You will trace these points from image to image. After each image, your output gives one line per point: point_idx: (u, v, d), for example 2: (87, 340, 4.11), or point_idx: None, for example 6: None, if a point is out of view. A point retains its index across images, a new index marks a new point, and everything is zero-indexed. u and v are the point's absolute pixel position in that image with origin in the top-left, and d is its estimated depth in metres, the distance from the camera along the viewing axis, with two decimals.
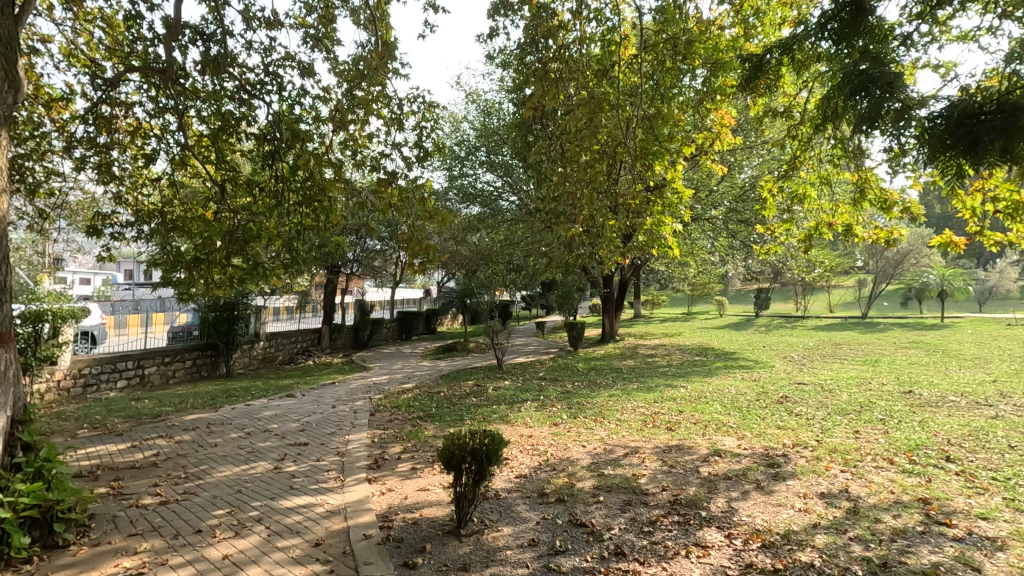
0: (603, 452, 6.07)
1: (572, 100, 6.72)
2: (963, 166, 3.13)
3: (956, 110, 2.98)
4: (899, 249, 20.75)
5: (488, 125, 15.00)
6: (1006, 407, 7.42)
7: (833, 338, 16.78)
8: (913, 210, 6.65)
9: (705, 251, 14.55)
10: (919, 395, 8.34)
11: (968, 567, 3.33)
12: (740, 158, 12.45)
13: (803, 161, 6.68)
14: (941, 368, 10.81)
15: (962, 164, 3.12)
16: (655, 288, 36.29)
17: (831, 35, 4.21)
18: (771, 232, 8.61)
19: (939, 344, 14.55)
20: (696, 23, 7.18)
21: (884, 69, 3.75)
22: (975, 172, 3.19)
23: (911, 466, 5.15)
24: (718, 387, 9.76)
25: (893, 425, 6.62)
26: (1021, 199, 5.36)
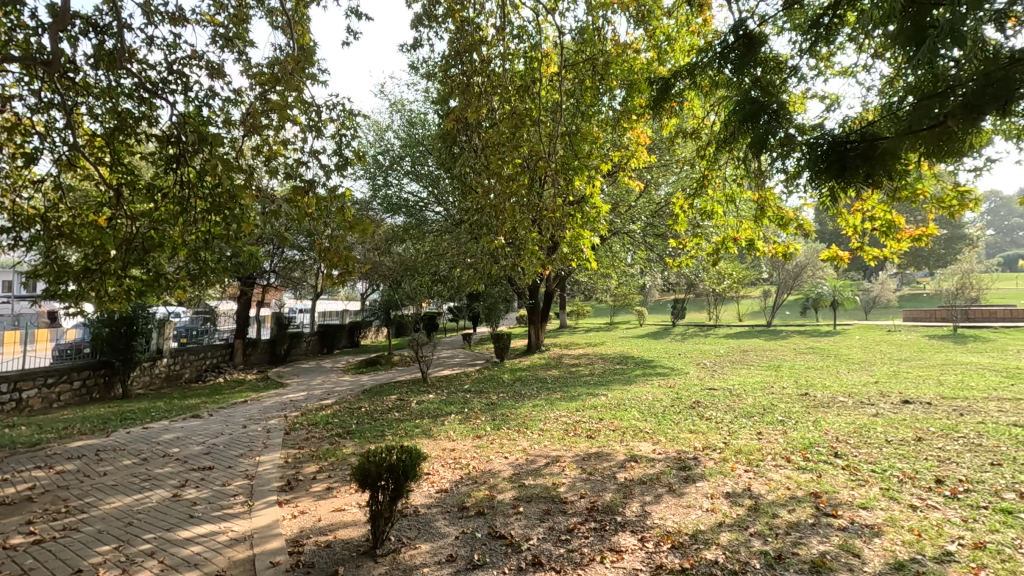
0: (525, 462, 6.11)
1: (494, 114, 6.79)
2: (834, 190, 3.45)
3: (827, 139, 3.28)
4: (797, 263, 22.68)
5: (412, 135, 14.89)
6: (885, 405, 8.24)
7: (741, 345, 17.96)
8: (806, 227, 7.25)
9: (625, 263, 15.17)
10: (814, 397, 9.07)
11: (850, 554, 3.64)
12: (656, 175, 13.14)
13: (710, 179, 7.12)
14: (833, 372, 11.84)
15: (833, 188, 3.43)
16: (580, 298, 37.36)
17: (728, 64, 4.54)
18: (683, 246, 9.10)
19: (832, 349, 15.97)
20: (613, 45, 7.53)
21: (771, 98, 4.08)
22: (847, 195, 3.51)
23: (805, 463, 5.57)
24: (637, 394, 10.15)
25: (791, 426, 7.15)
26: (894, 218, 6.02)
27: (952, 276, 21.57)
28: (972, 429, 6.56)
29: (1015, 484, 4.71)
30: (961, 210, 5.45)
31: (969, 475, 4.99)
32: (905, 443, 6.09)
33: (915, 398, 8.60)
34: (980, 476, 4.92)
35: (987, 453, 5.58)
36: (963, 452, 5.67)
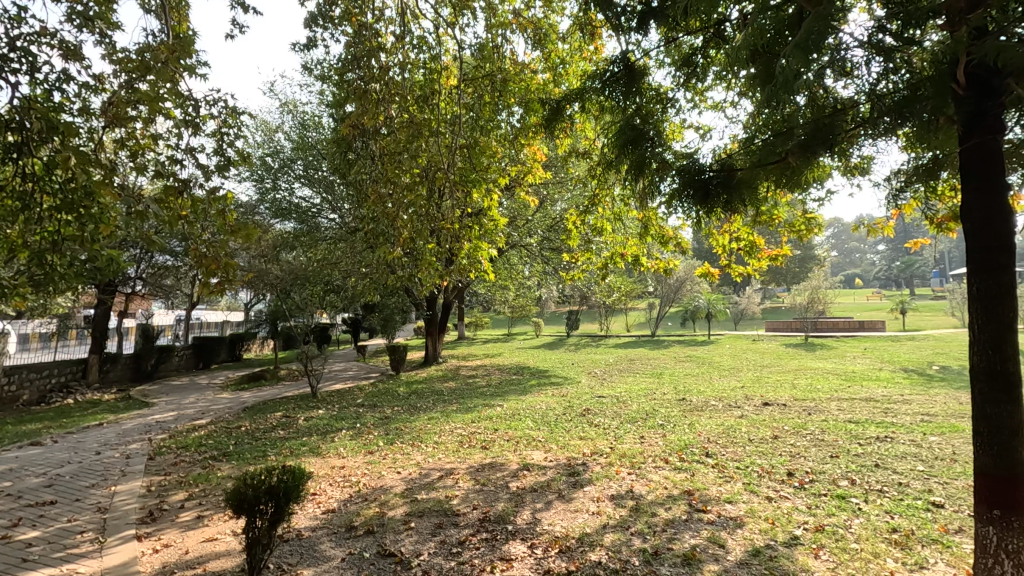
0: (418, 476, 6.00)
1: (392, 122, 6.69)
2: (700, 213, 3.79)
3: (690, 165, 3.57)
4: (677, 277, 24.61)
5: (305, 138, 14.25)
6: (748, 407, 9.17)
7: (628, 354, 19.05)
8: (683, 245, 7.88)
9: (522, 275, 15.57)
10: (690, 401, 9.85)
11: (716, 545, 3.99)
12: (552, 191, 13.65)
13: (600, 198, 7.51)
14: (707, 378, 12.95)
15: (700, 211, 3.77)
16: (479, 309, 37.66)
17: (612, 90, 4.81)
18: (575, 260, 9.50)
19: (706, 357, 17.43)
20: (511, 64, 7.76)
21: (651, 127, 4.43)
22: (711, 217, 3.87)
23: (681, 463, 6.03)
24: (531, 403, 10.39)
25: (670, 429, 7.70)
26: (756, 239, 6.73)
27: (803, 292, 24.58)
28: (817, 426, 7.48)
29: (848, 473, 5.44)
30: (808, 233, 6.25)
31: (814, 466, 5.69)
32: (764, 441, 6.79)
33: (773, 400, 9.64)
34: (822, 467, 5.62)
35: (828, 447, 6.39)
36: (809, 446, 6.45)
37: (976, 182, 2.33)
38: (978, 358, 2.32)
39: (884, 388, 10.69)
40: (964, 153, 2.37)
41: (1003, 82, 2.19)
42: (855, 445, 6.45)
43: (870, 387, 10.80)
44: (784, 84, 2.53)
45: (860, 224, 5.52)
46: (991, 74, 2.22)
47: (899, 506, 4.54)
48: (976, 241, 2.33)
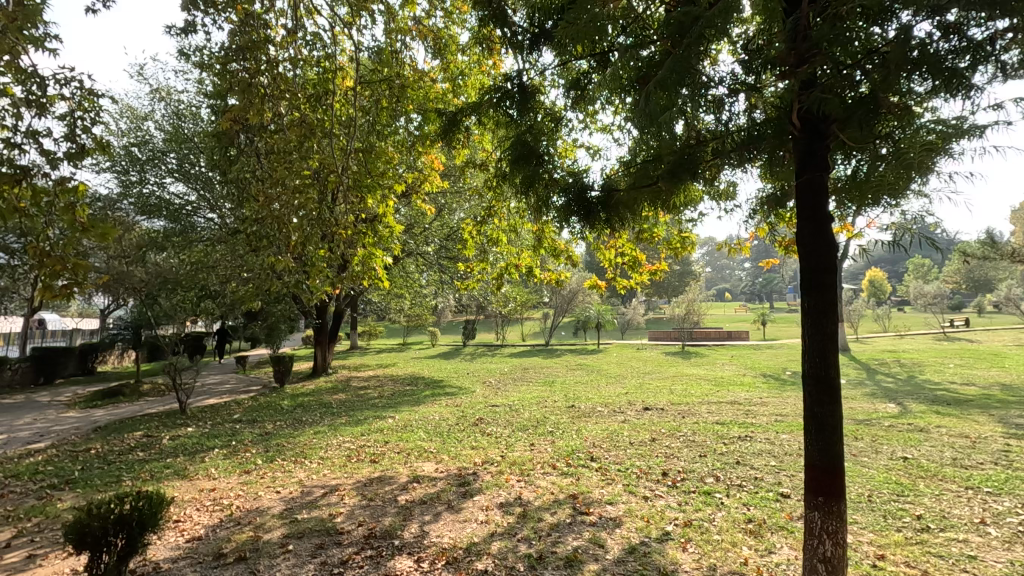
0: (299, 495, 5.65)
1: (281, 120, 6.33)
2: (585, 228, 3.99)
3: (576, 183, 3.76)
4: (570, 288, 25.60)
5: (180, 129, 13.05)
6: (631, 412, 9.75)
7: (523, 363, 19.46)
8: (574, 257, 8.22)
9: (419, 284, 15.35)
10: (578, 408, 10.27)
11: (596, 545, 4.18)
12: (450, 200, 13.65)
13: (497, 209, 7.61)
14: (595, 385, 13.59)
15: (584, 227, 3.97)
16: (373, 319, 36.50)
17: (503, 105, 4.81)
18: (470, 269, 9.54)
19: (595, 365, 18.25)
20: (410, 71, 7.69)
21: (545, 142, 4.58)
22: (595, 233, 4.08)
23: (567, 468, 6.26)
24: (424, 414, 10.25)
25: (559, 436, 7.97)
26: (638, 254, 7.20)
27: (681, 304, 26.69)
28: (689, 428, 8.13)
29: (713, 470, 5.97)
30: (683, 250, 6.80)
31: (685, 466, 6.17)
32: (643, 444, 7.25)
33: (652, 405, 10.33)
34: (692, 467, 6.11)
35: (698, 447, 6.96)
36: (682, 447, 6.98)
37: (808, 212, 2.67)
38: (809, 365, 2.64)
39: (747, 391, 11.87)
40: (798, 186, 2.70)
41: (828, 128, 2.54)
42: (721, 444, 7.08)
43: (735, 391, 11.94)
44: (650, 115, 2.77)
45: (726, 244, 6.12)
46: (818, 119, 2.59)
47: (754, 499, 5.06)
48: (808, 263, 2.66)
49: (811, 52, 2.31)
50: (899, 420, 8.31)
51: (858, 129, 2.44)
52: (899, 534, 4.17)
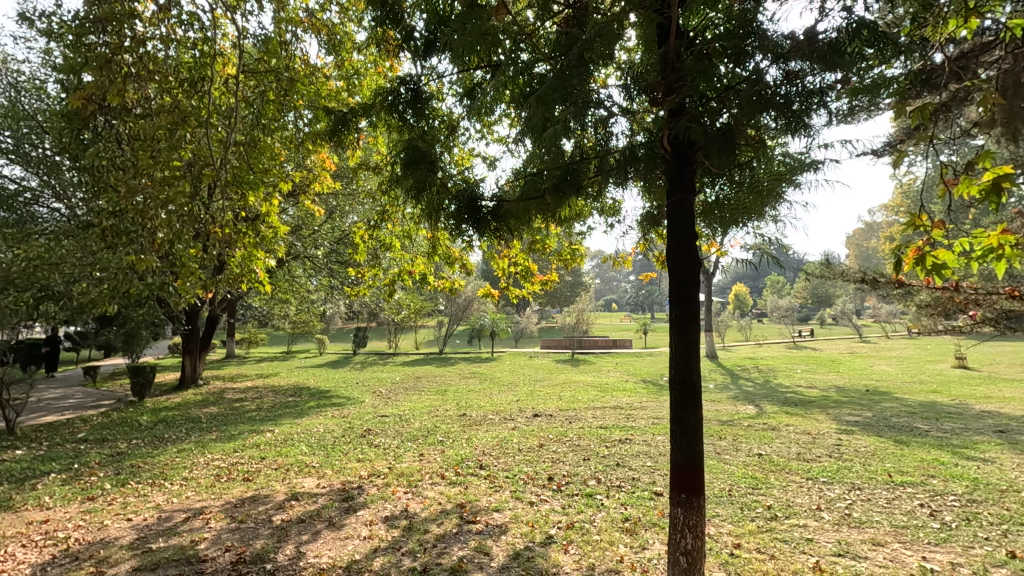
0: (156, 522, 5.06)
1: (148, 104, 5.69)
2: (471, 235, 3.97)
3: (466, 192, 3.70)
4: (465, 296, 25.61)
5: (18, 103, 11.30)
6: (521, 419, 9.92)
7: (415, 372, 19.10)
8: (467, 266, 8.22)
9: (306, 289, 14.53)
10: (470, 416, 10.27)
11: (481, 553, 4.19)
12: (342, 203, 13.09)
13: (391, 215, 7.39)
14: (488, 393, 13.67)
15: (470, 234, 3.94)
16: (253, 326, 33.81)
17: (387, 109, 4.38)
18: (360, 275, 9.19)
19: (488, 374, 18.38)
20: (301, 65, 7.28)
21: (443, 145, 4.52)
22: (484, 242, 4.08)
23: (456, 477, 6.22)
24: (307, 426, 9.66)
25: (449, 445, 7.90)
26: (531, 265, 7.39)
27: (572, 313, 27.79)
28: (575, 433, 8.44)
29: (596, 473, 6.25)
30: (573, 262, 7.08)
31: (570, 470, 6.40)
32: (531, 450, 7.41)
33: (542, 412, 10.60)
34: (576, 470, 6.35)
35: (582, 451, 7.25)
36: (567, 452, 7.23)
37: (676, 231, 2.89)
38: (675, 371, 2.84)
39: (629, 397, 12.59)
40: (669, 206, 2.91)
41: (695, 154, 2.77)
42: (603, 448, 7.43)
43: (618, 396, 12.62)
44: (533, 128, 2.86)
45: (611, 258, 6.47)
46: (687, 145, 2.81)
47: (631, 498, 5.36)
48: (676, 277, 2.86)
49: (678, 82, 2.55)
50: (756, 420, 9.28)
51: (718, 157, 2.69)
52: (752, 523, 4.64)
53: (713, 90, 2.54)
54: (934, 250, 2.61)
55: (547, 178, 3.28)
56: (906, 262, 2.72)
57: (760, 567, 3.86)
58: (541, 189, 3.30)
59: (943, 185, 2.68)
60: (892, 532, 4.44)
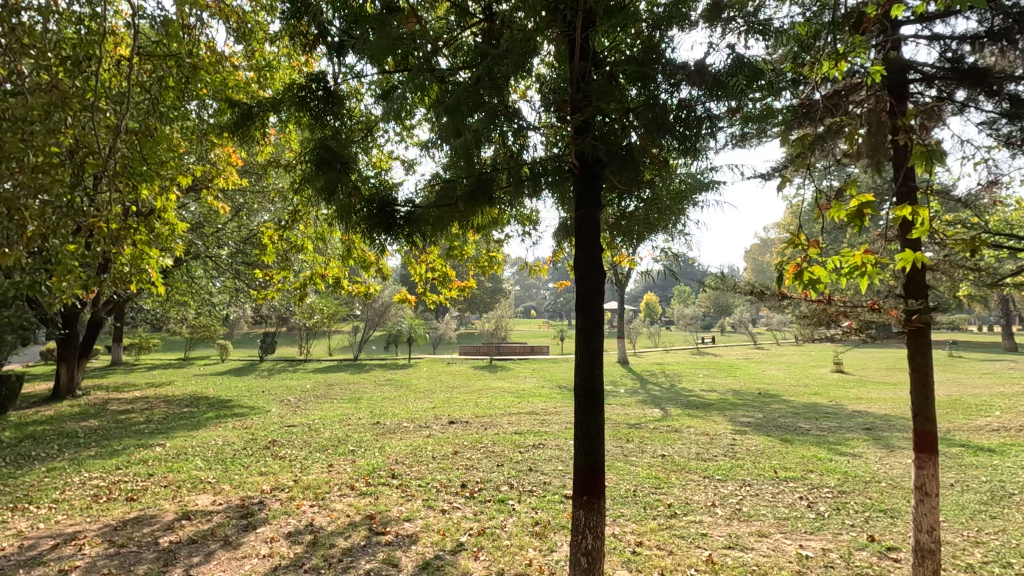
0: (16, 551, 4.48)
1: (19, 81, 5.05)
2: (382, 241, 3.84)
3: (376, 196, 3.59)
4: (383, 301, 24.97)
5: None
6: (436, 427, 9.81)
7: (327, 379, 18.33)
8: (384, 270, 8.02)
9: (207, 291, 13.53)
10: (384, 425, 10.01)
11: (389, 565, 4.10)
12: (250, 200, 12.35)
13: (304, 216, 7.05)
14: (403, 400, 13.40)
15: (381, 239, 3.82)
16: (145, 330, 30.92)
17: (294, 104, 4.10)
18: (268, 278, 8.70)
19: (405, 380, 18.03)
20: (206, 52, 6.79)
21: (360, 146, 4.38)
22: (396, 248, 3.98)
23: (366, 488, 6.03)
24: (204, 439, 8.98)
25: (360, 454, 7.65)
26: (448, 270, 7.36)
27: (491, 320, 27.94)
28: (490, 439, 8.47)
29: (508, 478, 6.31)
30: (490, 269, 7.12)
31: (483, 476, 6.41)
32: (445, 457, 7.35)
33: (457, 418, 10.54)
34: (489, 476, 6.38)
35: (496, 457, 7.29)
36: (482, 458, 7.24)
37: (582, 243, 2.99)
38: (579, 378, 2.93)
39: (544, 402, 12.83)
40: (576, 219, 3.01)
41: (602, 170, 2.89)
42: (517, 453, 7.52)
43: (533, 402, 12.83)
44: (444, 137, 2.86)
45: (528, 266, 6.58)
46: (594, 161, 2.93)
47: (542, 502, 5.47)
48: (583, 287, 2.96)
49: (584, 101, 2.66)
50: (661, 423, 9.79)
51: (622, 174, 2.83)
52: (654, 521, 4.88)
53: (616, 111, 2.68)
54: (810, 267, 2.89)
55: (459, 186, 3.28)
56: (787, 276, 2.99)
57: (660, 563, 4.08)
58: (453, 196, 3.28)
59: (818, 208, 2.98)
60: (775, 523, 4.85)
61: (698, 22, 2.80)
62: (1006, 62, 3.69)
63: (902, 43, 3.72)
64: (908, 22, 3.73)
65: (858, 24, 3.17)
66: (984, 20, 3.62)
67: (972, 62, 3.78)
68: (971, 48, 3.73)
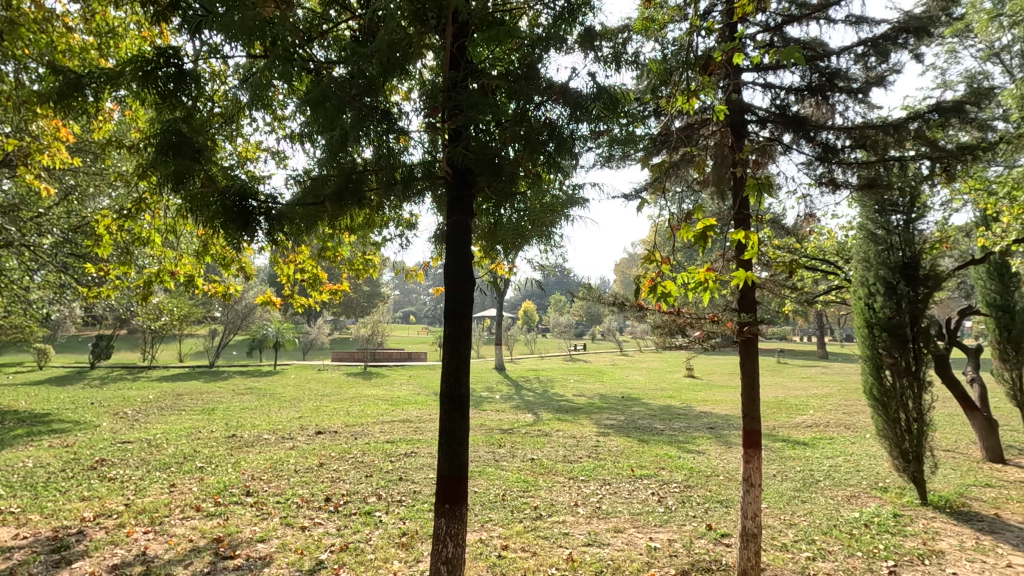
0: None
1: None
2: (236, 239, 3.44)
3: (232, 187, 3.23)
4: (246, 302, 22.95)
5: None
6: (301, 438, 9.21)
7: (175, 388, 16.36)
8: (247, 269, 7.37)
9: (18, 285, 11.41)
10: (240, 437, 9.18)
11: None
12: (82, 182, 10.70)
13: (151, 205, 6.21)
14: (265, 410, 12.40)
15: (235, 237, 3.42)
16: None
17: (136, 78, 3.49)
18: (103, 273, 7.54)
19: (268, 389, 16.71)
20: (29, 6, 5.74)
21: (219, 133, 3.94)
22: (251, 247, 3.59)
23: (215, 508, 5.47)
24: (7, 462, 7.54)
25: (209, 471, 6.93)
26: (319, 272, 6.96)
27: (367, 324, 26.96)
28: (360, 449, 8.14)
29: (377, 489, 6.10)
30: (365, 272, 6.86)
31: (350, 488, 6.13)
32: (309, 470, 6.91)
33: (325, 429, 9.99)
34: (356, 488, 6.12)
35: (364, 468, 7.01)
36: (349, 470, 6.93)
37: (453, 250, 2.98)
38: (446, 386, 2.92)
39: (418, 410, 12.62)
40: (448, 226, 3.00)
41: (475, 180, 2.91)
42: (387, 463, 7.31)
43: (407, 410, 12.56)
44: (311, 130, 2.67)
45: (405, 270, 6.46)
46: (466, 170, 2.94)
47: (410, 512, 5.36)
48: (451, 295, 2.96)
49: (458, 110, 2.67)
50: (533, 427, 10.09)
51: (494, 184, 2.87)
52: (520, 524, 5.00)
53: (490, 122, 2.73)
54: (663, 281, 3.15)
55: (327, 185, 3.08)
56: (643, 289, 3.22)
57: (524, 564, 4.19)
58: (321, 194, 3.08)
59: (670, 228, 3.27)
60: (629, 519, 5.21)
61: (573, 46, 2.95)
62: (820, 113, 4.34)
63: (743, 87, 4.23)
64: (748, 70, 4.24)
65: (708, 66, 3.53)
66: (805, 75, 4.23)
67: (796, 111, 4.39)
68: (796, 98, 4.34)
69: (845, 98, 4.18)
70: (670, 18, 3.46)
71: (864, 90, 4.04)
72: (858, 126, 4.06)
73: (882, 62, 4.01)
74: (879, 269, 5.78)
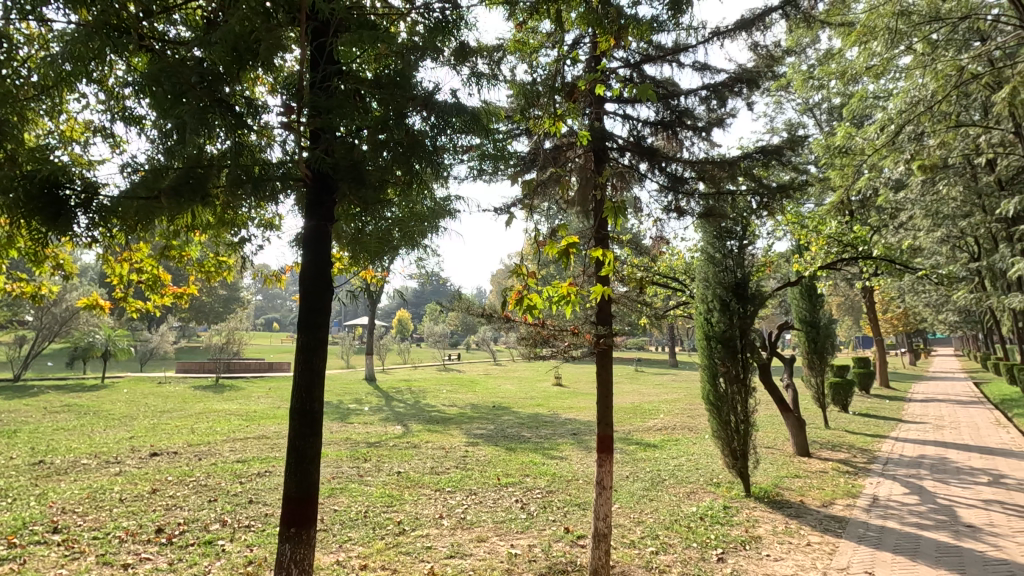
0: None
1: None
2: (40, 231, 2.89)
3: (41, 170, 2.72)
4: (68, 305, 19.67)
5: None
6: (130, 461, 8.06)
7: None
8: (64, 267, 6.35)
9: None
10: (49, 464, 7.80)
11: None
12: None
13: None
14: (85, 431, 10.67)
15: (39, 229, 2.87)
16: None
17: None
18: None
19: (91, 406, 14.41)
20: None
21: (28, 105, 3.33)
22: (59, 240, 3.03)
23: (7, 551, 4.57)
24: None
25: (3, 507, 5.78)
26: (159, 274, 6.20)
27: (221, 332, 24.52)
28: (203, 471, 7.33)
29: (221, 515, 5.53)
30: (217, 275, 6.28)
31: (187, 516, 5.49)
32: (138, 498, 6.07)
33: (162, 450, 8.85)
34: (195, 515, 5.48)
35: (208, 492, 6.32)
36: (189, 495, 6.21)
37: (312, 257, 2.82)
38: (296, 401, 2.73)
39: (277, 425, 11.70)
40: (306, 230, 2.83)
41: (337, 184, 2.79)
42: (235, 485, 6.66)
43: (264, 425, 11.58)
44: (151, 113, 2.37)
45: (262, 275, 6.02)
46: (328, 173, 2.80)
47: (259, 538, 4.93)
48: (306, 304, 2.79)
49: (322, 109, 2.56)
50: (401, 440, 9.83)
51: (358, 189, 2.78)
52: (381, 541, 4.83)
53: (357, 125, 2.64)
54: (528, 294, 3.27)
55: (165, 177, 2.74)
56: (510, 302, 3.32)
57: None
58: (157, 187, 2.72)
59: (536, 244, 3.40)
60: (492, 527, 5.28)
61: (447, 57, 2.98)
62: (670, 146, 4.81)
63: (605, 116, 4.55)
64: (610, 101, 4.57)
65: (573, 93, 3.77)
66: (659, 111, 4.67)
67: (651, 142, 4.82)
68: (651, 131, 4.76)
69: (691, 135, 4.68)
70: (542, 43, 3.63)
71: (707, 129, 4.56)
72: (701, 161, 4.55)
73: (721, 105, 4.55)
74: (716, 288, 6.53)
